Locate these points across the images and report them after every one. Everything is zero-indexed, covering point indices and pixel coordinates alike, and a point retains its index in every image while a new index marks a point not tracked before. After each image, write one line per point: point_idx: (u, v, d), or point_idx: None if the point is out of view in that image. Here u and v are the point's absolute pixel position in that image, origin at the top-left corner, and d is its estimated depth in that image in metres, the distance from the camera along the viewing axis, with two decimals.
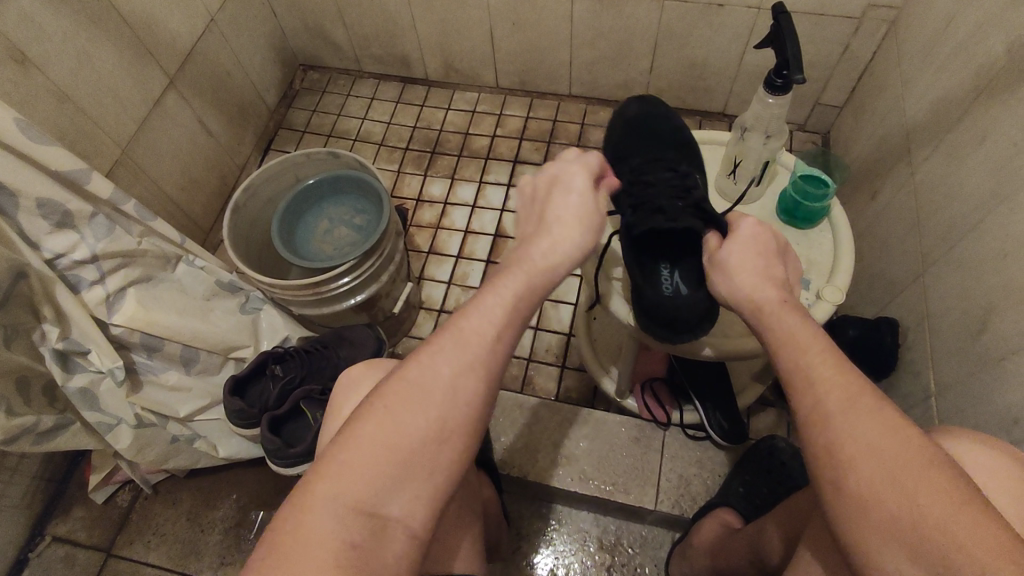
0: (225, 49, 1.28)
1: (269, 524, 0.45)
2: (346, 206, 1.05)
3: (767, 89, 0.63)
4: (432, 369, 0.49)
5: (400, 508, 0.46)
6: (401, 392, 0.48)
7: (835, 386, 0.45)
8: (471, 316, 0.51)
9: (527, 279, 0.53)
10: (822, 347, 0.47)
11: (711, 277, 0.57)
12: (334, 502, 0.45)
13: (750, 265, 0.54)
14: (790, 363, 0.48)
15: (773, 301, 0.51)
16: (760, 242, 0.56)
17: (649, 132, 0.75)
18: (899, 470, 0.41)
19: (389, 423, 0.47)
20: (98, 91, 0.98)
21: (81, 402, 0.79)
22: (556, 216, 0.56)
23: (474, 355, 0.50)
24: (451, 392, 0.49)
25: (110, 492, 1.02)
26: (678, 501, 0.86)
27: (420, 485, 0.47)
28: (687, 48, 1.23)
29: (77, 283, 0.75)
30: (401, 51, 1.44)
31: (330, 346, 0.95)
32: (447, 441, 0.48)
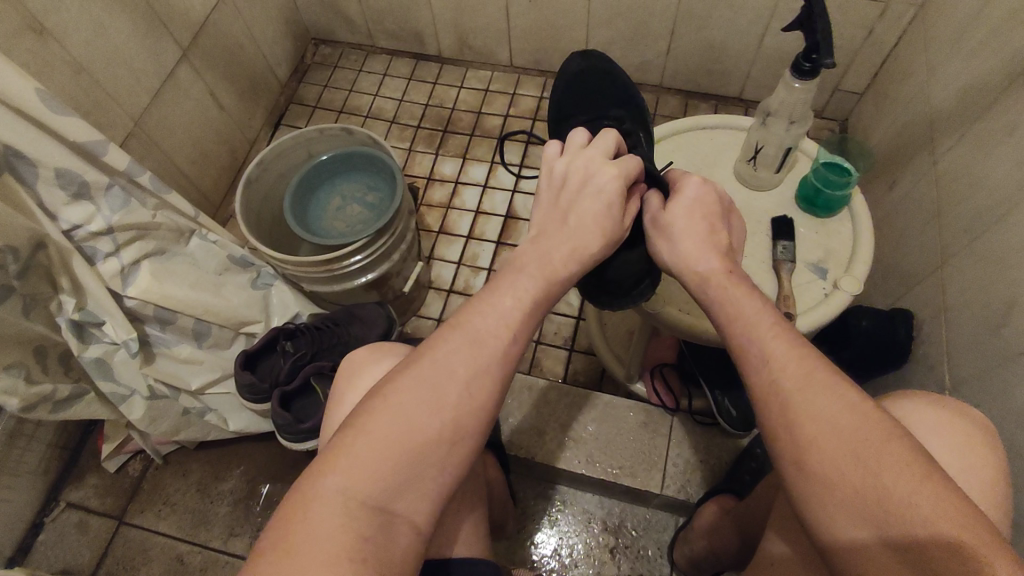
0: (238, 20, 1.26)
1: (272, 516, 0.43)
2: (359, 184, 1.04)
3: (794, 74, 0.62)
4: (445, 365, 0.47)
5: (410, 505, 0.45)
6: (412, 387, 0.46)
7: (791, 363, 0.44)
8: (483, 315, 0.49)
9: (545, 280, 0.51)
10: (774, 326, 0.46)
11: (658, 245, 0.56)
12: (341, 496, 0.43)
13: (691, 233, 0.54)
14: (744, 343, 0.47)
15: (716, 272, 0.51)
16: (704, 208, 0.55)
17: (591, 89, 0.73)
18: (861, 445, 0.40)
19: (401, 418, 0.45)
20: (113, 62, 0.97)
21: (96, 372, 0.80)
22: (582, 217, 0.53)
23: (490, 354, 0.48)
24: (464, 388, 0.47)
25: (122, 460, 1.04)
26: (684, 485, 0.86)
27: (429, 482, 0.45)
28: (706, 30, 1.21)
29: (93, 255, 0.75)
30: (415, 27, 1.42)
31: (341, 324, 0.96)
32: (458, 440, 0.46)
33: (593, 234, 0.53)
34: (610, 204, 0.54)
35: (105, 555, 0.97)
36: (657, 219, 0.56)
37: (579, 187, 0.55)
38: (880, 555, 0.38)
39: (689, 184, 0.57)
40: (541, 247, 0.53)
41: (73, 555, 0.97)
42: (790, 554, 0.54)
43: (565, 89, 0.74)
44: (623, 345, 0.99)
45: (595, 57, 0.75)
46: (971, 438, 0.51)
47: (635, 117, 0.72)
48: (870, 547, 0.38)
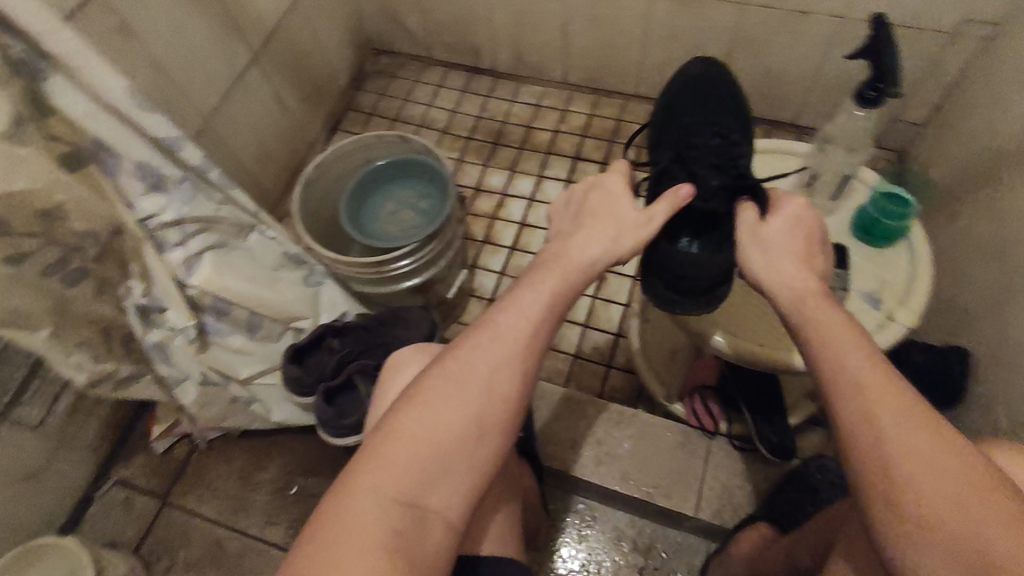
0: (306, 29, 1.32)
1: (311, 514, 0.45)
2: (412, 190, 1.07)
3: (858, 102, 0.61)
4: (471, 364, 0.50)
5: (440, 498, 0.47)
6: (439, 384, 0.49)
7: (886, 393, 0.45)
8: (507, 315, 0.52)
9: (563, 275, 0.54)
10: (871, 356, 0.47)
11: (751, 255, 0.56)
12: (375, 493, 0.45)
13: (787, 251, 0.54)
14: (832, 365, 0.47)
15: (810, 288, 0.52)
16: (804, 229, 0.56)
17: (703, 91, 0.70)
18: (955, 482, 0.41)
19: (428, 415, 0.48)
20: (190, 63, 1.03)
21: (156, 356, 0.85)
22: (595, 220, 0.57)
23: (511, 350, 0.51)
24: (487, 384, 0.50)
25: (170, 443, 1.08)
26: (720, 510, 0.85)
27: (458, 476, 0.48)
28: (763, 54, 1.20)
29: (162, 243, 0.79)
30: (473, 41, 1.46)
31: (386, 324, 0.98)
32: (484, 434, 0.49)
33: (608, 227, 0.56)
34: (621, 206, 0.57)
35: (149, 532, 1.02)
36: (756, 230, 0.57)
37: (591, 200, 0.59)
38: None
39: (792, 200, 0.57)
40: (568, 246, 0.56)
41: (118, 530, 1.02)
42: None
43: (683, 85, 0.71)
44: (665, 365, 0.98)
45: (712, 65, 0.73)
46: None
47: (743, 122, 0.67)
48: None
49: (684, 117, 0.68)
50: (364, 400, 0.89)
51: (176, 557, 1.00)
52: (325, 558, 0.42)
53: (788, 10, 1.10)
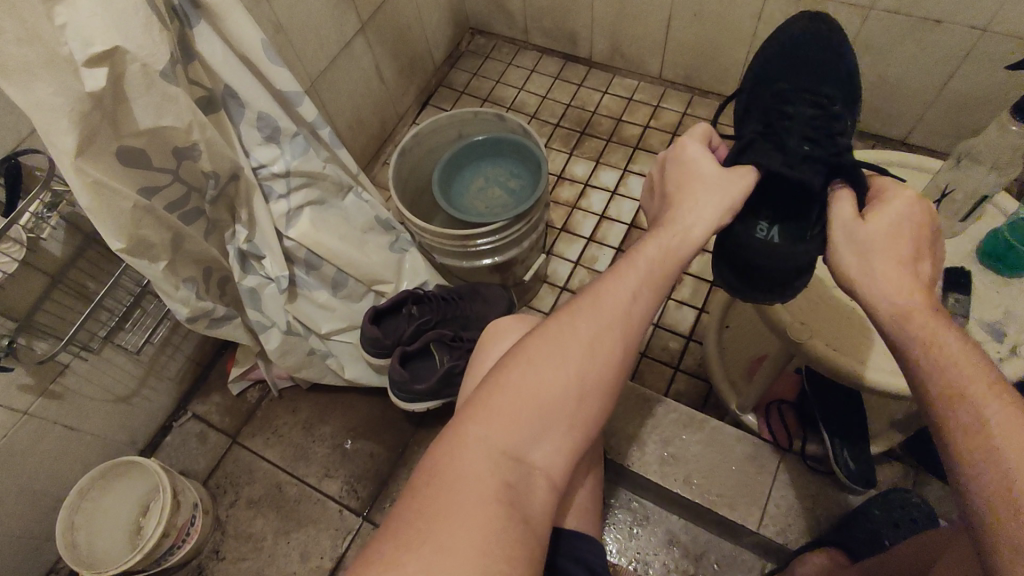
0: (411, 2, 1.34)
1: (419, 463, 0.45)
2: (502, 169, 1.08)
3: (1015, 114, 0.57)
4: (570, 325, 0.49)
5: (543, 457, 0.46)
6: (541, 343, 0.48)
7: (1020, 438, 0.40)
8: (608, 283, 0.51)
9: (665, 247, 0.53)
10: (1000, 394, 0.42)
11: (847, 258, 0.52)
12: (482, 445, 0.44)
13: (886, 254, 0.50)
14: (953, 401, 0.43)
15: (918, 307, 0.47)
16: (911, 226, 0.51)
17: (809, 54, 0.63)
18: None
19: (532, 372, 0.47)
20: (305, 25, 1.06)
21: (248, 300, 0.89)
22: (689, 191, 0.55)
23: (616, 316, 0.49)
24: (589, 345, 0.48)
25: (244, 386, 1.13)
26: (786, 530, 0.81)
27: (561, 436, 0.47)
28: (880, 66, 1.14)
29: (269, 192, 0.83)
30: (571, 28, 1.45)
31: (464, 299, 0.98)
32: (586, 396, 0.48)
33: (706, 198, 0.54)
34: (710, 174, 0.55)
35: (217, 467, 1.07)
36: (852, 226, 0.52)
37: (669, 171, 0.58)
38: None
39: (900, 197, 0.52)
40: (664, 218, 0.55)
41: (191, 461, 1.08)
42: None
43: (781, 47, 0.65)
44: (741, 376, 0.95)
45: (823, 21, 0.65)
46: None
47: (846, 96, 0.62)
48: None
49: (779, 82, 0.64)
50: (438, 366, 0.92)
51: (239, 494, 1.05)
52: (437, 507, 0.41)
53: (917, 20, 1.04)
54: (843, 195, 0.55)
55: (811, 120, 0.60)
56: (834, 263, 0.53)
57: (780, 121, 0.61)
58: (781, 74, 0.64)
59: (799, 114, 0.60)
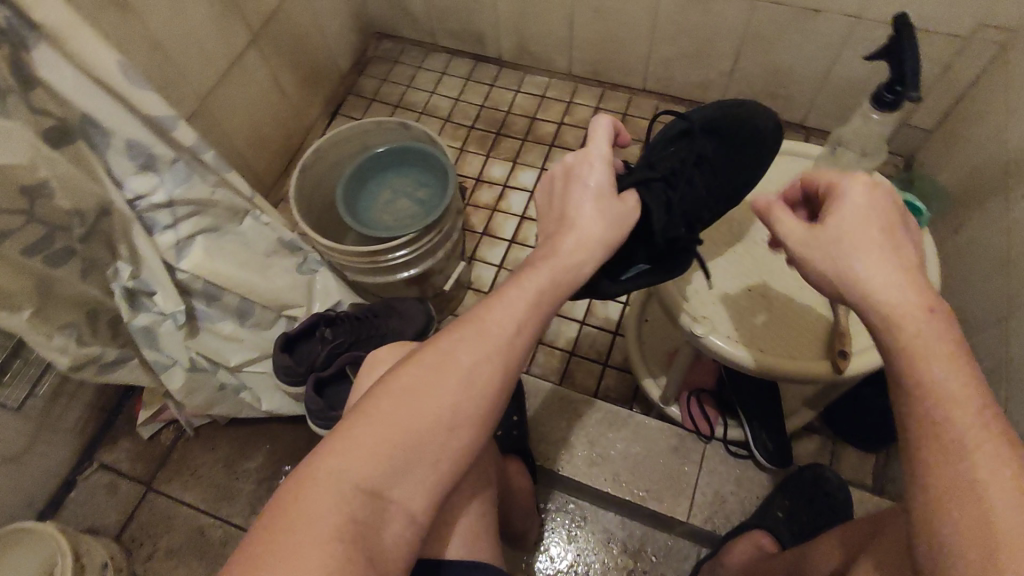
0: (307, 9, 1.28)
1: (273, 493, 0.44)
2: (410, 178, 1.06)
3: (874, 104, 0.61)
4: (450, 355, 0.48)
5: (404, 491, 0.45)
6: (417, 372, 0.48)
7: (993, 456, 0.39)
8: (493, 308, 0.50)
9: (552, 275, 0.52)
10: (982, 406, 0.41)
11: (823, 265, 0.49)
12: (338, 477, 0.43)
13: (868, 245, 0.47)
14: (930, 417, 0.41)
15: (915, 304, 0.44)
16: (878, 216, 0.48)
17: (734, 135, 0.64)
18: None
19: (402, 405, 0.46)
20: (186, 40, 1.00)
21: (143, 340, 0.83)
22: (579, 213, 0.55)
23: (494, 347, 0.49)
24: (467, 379, 0.48)
25: (156, 428, 1.06)
26: (711, 516, 0.85)
27: (426, 470, 0.46)
28: (774, 53, 1.18)
29: (152, 224, 0.77)
30: (477, 28, 1.43)
31: (380, 316, 0.96)
32: (458, 429, 0.47)
33: (591, 222, 0.54)
34: (601, 199, 0.55)
35: (131, 518, 1.00)
36: (813, 233, 0.50)
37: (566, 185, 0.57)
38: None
39: (853, 190, 0.50)
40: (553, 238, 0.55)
41: (101, 515, 1.00)
42: None
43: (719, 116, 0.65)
44: (661, 365, 0.96)
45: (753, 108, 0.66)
46: None
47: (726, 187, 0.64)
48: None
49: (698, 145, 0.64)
50: None
51: (158, 544, 0.98)
52: (275, 539, 0.40)
53: (802, 7, 1.08)
54: (777, 206, 0.54)
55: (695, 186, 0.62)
56: (807, 272, 0.51)
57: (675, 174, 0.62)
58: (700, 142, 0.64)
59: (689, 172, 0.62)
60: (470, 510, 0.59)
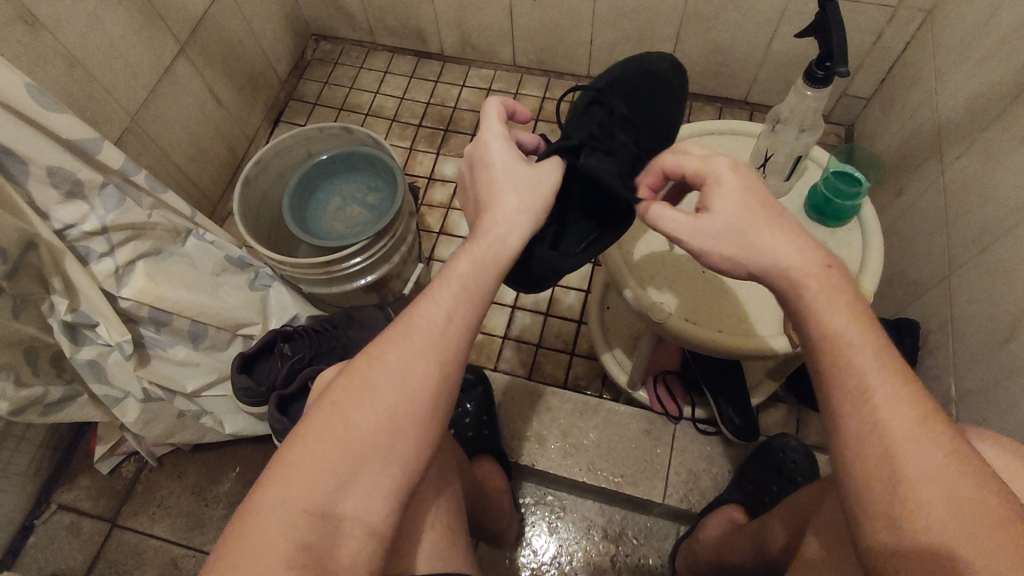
0: (236, 15, 1.24)
1: (221, 531, 0.43)
2: (359, 184, 1.04)
3: (808, 81, 0.62)
4: (378, 361, 0.47)
5: (354, 505, 0.45)
6: (348, 386, 0.46)
7: (899, 404, 0.40)
8: (418, 307, 0.48)
9: (479, 258, 0.49)
10: (879, 355, 0.42)
11: (717, 252, 0.47)
12: (280, 505, 0.43)
13: (757, 226, 0.46)
14: (839, 366, 0.42)
15: (814, 266, 0.44)
16: (755, 195, 0.47)
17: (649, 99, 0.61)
18: (963, 508, 0.37)
19: (337, 420, 0.45)
20: (107, 57, 0.95)
21: (89, 374, 0.78)
22: (495, 193, 0.51)
23: (420, 340, 0.47)
24: (398, 381, 0.46)
25: (115, 462, 1.02)
26: (686, 495, 0.86)
27: (372, 480, 0.45)
28: (712, 32, 1.19)
29: (87, 255, 0.74)
30: (417, 25, 1.41)
31: (340, 326, 0.95)
32: (399, 431, 0.46)
33: (511, 199, 0.51)
34: (513, 172, 0.52)
35: (97, 558, 0.96)
36: (697, 222, 0.48)
37: (474, 169, 0.54)
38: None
39: (721, 172, 0.48)
40: (476, 224, 0.52)
41: (65, 558, 0.96)
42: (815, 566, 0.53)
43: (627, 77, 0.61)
44: (626, 350, 0.97)
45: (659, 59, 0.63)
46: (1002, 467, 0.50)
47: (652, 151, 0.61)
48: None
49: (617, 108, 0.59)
50: None
51: None
52: None
53: None
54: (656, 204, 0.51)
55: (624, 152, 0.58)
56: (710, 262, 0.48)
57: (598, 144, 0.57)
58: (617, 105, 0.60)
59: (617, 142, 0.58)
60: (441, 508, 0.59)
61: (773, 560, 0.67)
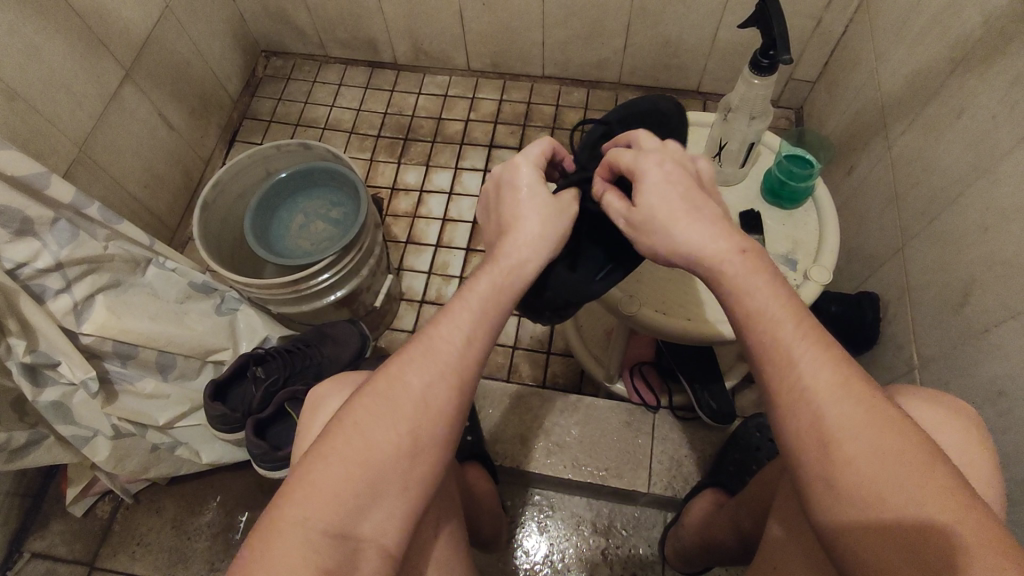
0: (181, 36, 1.21)
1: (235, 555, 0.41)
2: (322, 200, 1.03)
3: (753, 70, 0.64)
4: (400, 380, 0.46)
5: (373, 526, 0.44)
6: (367, 405, 0.46)
7: (823, 368, 0.41)
8: (438, 327, 0.48)
9: (498, 282, 0.49)
10: (805, 329, 0.43)
11: (648, 244, 0.48)
12: (305, 527, 0.42)
13: (676, 219, 0.46)
14: (769, 346, 0.43)
15: (729, 253, 0.45)
16: (679, 182, 0.48)
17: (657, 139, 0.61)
18: (889, 458, 0.39)
19: (359, 438, 0.44)
20: (49, 88, 0.93)
21: (54, 416, 0.76)
22: (519, 214, 0.51)
23: (445, 363, 0.47)
24: (421, 402, 0.46)
25: (90, 503, 0.99)
26: (670, 482, 0.88)
27: (391, 500, 0.45)
28: (660, 25, 1.21)
29: (42, 292, 0.71)
30: (368, 35, 1.40)
31: (313, 344, 0.94)
32: (419, 453, 0.46)
33: (532, 220, 0.50)
34: (539, 196, 0.51)
35: None
36: (629, 217, 0.49)
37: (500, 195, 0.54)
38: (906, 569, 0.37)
39: (647, 164, 0.48)
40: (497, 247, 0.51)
41: None
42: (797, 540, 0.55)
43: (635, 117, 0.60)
44: (601, 345, 0.98)
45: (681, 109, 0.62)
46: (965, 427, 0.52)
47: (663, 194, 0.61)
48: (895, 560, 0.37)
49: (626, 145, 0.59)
50: None
51: None
52: None
53: None
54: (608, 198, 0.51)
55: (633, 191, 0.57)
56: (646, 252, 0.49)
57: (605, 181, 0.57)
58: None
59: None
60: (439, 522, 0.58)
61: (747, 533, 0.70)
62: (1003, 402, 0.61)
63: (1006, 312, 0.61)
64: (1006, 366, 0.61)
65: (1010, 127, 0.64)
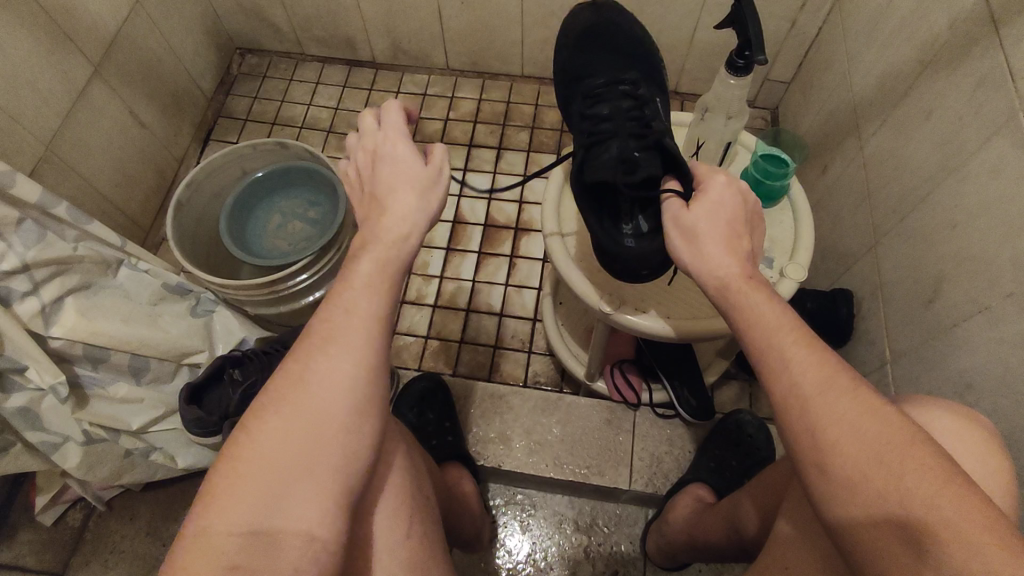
0: (152, 31, 1.19)
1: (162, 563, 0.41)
2: (298, 199, 1.03)
3: (729, 70, 0.65)
4: (293, 371, 0.45)
5: (293, 517, 0.43)
6: (267, 402, 0.44)
7: (810, 365, 0.44)
8: (324, 311, 0.47)
9: (386, 261, 0.48)
10: (791, 330, 0.46)
11: (677, 242, 0.53)
12: (218, 526, 0.41)
13: (714, 229, 0.51)
14: (763, 346, 0.46)
15: (734, 275, 0.49)
16: (728, 210, 0.52)
17: (615, 39, 0.69)
18: (882, 450, 0.40)
19: (262, 436, 0.43)
20: (14, 84, 0.90)
21: (22, 423, 0.73)
22: (395, 195, 0.49)
23: (332, 344, 0.45)
24: (314, 388, 0.44)
25: (60, 511, 0.96)
26: (652, 479, 0.89)
27: (306, 491, 0.43)
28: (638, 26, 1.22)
29: (8, 295, 0.68)
30: (345, 33, 1.38)
31: (290, 346, 0.93)
32: (324, 436, 0.44)
33: (406, 192, 0.49)
34: (409, 176, 0.49)
35: None
36: (678, 221, 0.53)
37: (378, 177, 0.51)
38: (906, 561, 0.38)
39: (715, 184, 0.54)
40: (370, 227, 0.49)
41: None
42: (785, 530, 0.56)
43: (575, 44, 0.70)
44: (584, 342, 0.98)
45: (609, 7, 0.71)
46: (946, 415, 0.53)
47: (653, 74, 0.68)
48: (895, 554, 0.38)
49: (589, 77, 0.69)
50: None
51: None
52: None
53: None
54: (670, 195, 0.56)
55: (631, 126, 0.63)
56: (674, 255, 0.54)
57: (600, 134, 0.63)
58: (583, 64, 0.69)
59: (615, 111, 0.64)
60: (416, 527, 0.58)
61: (744, 538, 0.69)
62: (971, 394, 0.62)
63: (973, 307, 0.63)
64: (974, 360, 0.62)
65: (975, 126, 0.65)
